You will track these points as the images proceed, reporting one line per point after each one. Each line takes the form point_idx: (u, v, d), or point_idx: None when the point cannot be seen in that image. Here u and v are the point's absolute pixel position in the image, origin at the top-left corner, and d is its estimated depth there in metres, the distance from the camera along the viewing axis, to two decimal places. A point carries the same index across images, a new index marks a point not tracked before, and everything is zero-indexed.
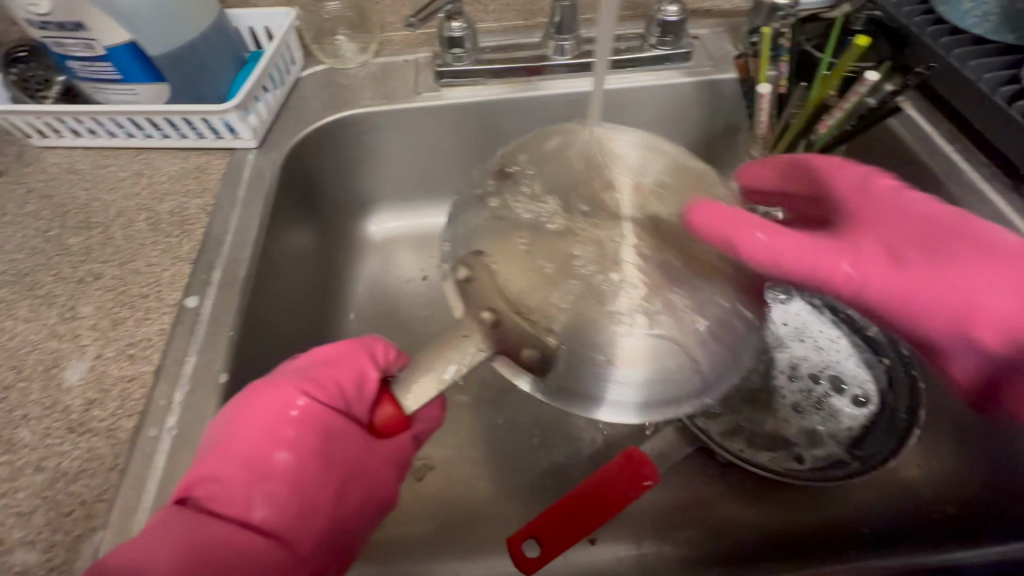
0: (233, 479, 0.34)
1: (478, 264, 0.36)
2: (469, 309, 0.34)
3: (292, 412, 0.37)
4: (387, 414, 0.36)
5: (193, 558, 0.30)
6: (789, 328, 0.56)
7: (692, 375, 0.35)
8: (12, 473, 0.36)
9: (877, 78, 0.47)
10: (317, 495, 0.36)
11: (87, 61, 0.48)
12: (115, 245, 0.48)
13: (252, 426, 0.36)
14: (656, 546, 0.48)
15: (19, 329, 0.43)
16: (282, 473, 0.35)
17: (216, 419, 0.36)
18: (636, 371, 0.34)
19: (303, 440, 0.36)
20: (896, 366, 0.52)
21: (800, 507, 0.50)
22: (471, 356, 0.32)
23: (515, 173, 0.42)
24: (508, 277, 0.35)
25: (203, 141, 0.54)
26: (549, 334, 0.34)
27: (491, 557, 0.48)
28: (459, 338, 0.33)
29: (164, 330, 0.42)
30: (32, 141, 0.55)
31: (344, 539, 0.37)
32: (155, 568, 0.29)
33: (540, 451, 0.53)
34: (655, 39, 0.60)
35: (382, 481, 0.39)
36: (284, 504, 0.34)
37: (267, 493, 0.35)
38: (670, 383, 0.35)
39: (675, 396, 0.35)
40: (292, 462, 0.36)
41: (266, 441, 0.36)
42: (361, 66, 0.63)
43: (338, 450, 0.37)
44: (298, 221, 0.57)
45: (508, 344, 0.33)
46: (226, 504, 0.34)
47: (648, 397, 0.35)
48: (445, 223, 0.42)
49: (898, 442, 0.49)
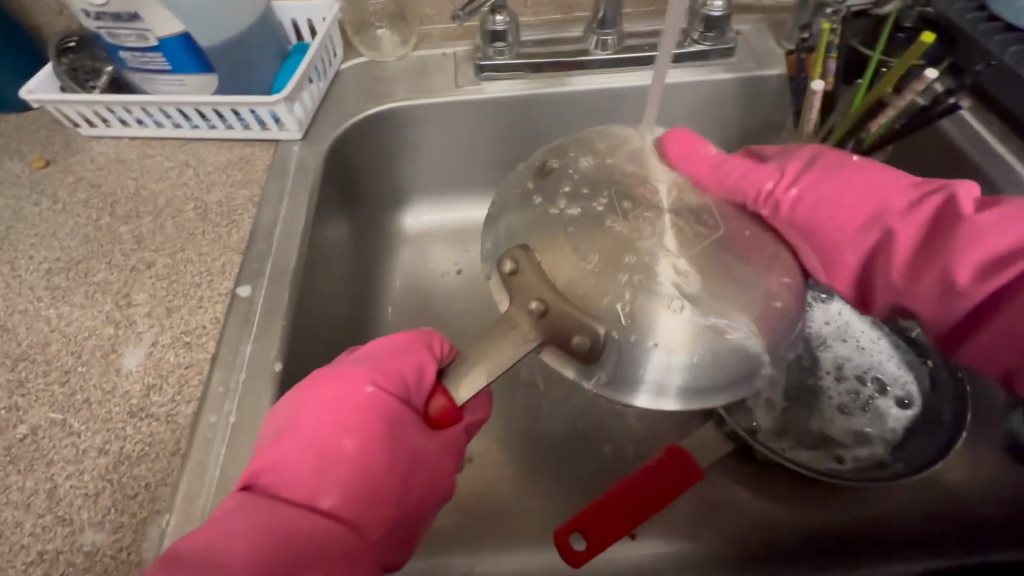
0: (303, 464, 0.35)
1: (525, 257, 0.36)
2: (517, 301, 0.35)
3: (356, 399, 0.38)
4: (441, 405, 0.36)
5: (269, 540, 0.31)
6: (832, 327, 0.56)
7: (734, 356, 0.36)
8: (76, 456, 0.37)
9: (936, 76, 0.47)
10: (382, 484, 0.36)
11: (139, 52, 0.49)
12: (165, 235, 0.48)
13: (322, 415, 0.37)
14: (696, 543, 0.49)
15: (76, 316, 0.44)
16: (350, 460, 0.36)
17: (288, 406, 0.37)
18: (686, 357, 0.35)
19: (370, 428, 0.37)
20: (939, 368, 0.52)
21: (839, 507, 0.50)
22: (520, 345, 0.33)
23: (567, 168, 0.42)
24: (552, 267, 0.36)
25: (249, 133, 0.55)
26: (597, 322, 0.34)
27: (531, 549, 0.48)
28: (507, 329, 0.34)
29: (218, 319, 0.43)
30: (81, 130, 0.56)
31: (408, 527, 0.37)
32: (233, 548, 0.30)
33: (578, 445, 0.53)
34: (697, 35, 0.59)
35: (441, 471, 0.39)
36: (351, 492, 0.35)
37: (335, 479, 0.35)
38: (719, 369, 0.36)
39: (720, 382, 0.37)
40: (360, 449, 0.36)
41: (333, 429, 0.36)
42: (401, 59, 0.63)
43: (401, 440, 0.37)
44: (340, 213, 0.58)
45: (557, 332, 0.33)
46: (296, 491, 0.34)
47: (695, 382, 0.36)
48: (497, 217, 0.42)
49: (946, 442, 0.48)
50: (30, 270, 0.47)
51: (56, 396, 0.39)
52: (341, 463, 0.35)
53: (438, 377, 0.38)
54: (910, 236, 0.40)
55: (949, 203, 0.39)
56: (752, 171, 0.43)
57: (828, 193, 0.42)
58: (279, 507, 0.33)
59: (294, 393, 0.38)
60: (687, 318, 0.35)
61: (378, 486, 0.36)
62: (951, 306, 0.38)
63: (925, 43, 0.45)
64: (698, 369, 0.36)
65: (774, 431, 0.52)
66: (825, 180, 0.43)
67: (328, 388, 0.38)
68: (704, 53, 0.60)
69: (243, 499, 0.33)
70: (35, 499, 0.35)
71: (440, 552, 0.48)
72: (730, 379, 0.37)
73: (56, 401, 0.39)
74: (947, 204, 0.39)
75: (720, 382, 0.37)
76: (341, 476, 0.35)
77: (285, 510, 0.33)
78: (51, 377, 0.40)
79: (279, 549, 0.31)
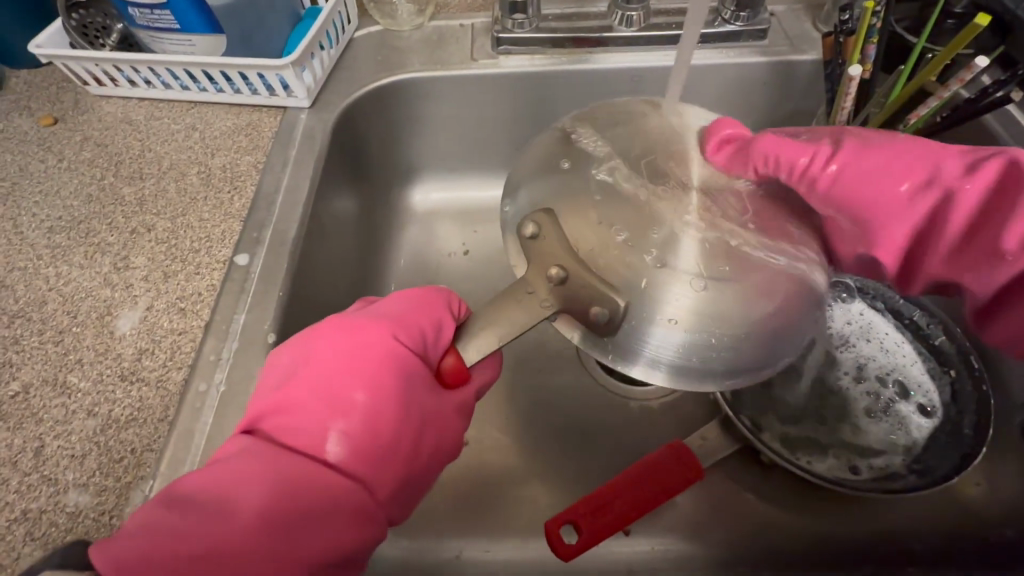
0: (312, 419, 0.33)
1: (547, 223, 0.35)
2: (535, 267, 0.34)
3: (373, 347, 0.36)
4: (450, 364, 0.36)
5: (276, 491, 0.30)
6: (853, 328, 0.53)
7: (750, 342, 0.34)
8: (66, 416, 0.36)
9: (988, 65, 0.42)
10: (389, 440, 0.34)
11: (148, 10, 0.47)
12: (167, 198, 0.48)
13: (335, 367, 0.35)
14: (692, 543, 0.47)
15: (73, 275, 0.43)
16: (361, 414, 0.34)
17: (299, 357, 0.36)
18: (700, 326, 0.33)
19: (383, 383, 0.34)
20: (962, 379, 0.49)
21: (844, 517, 0.48)
22: (536, 312, 0.33)
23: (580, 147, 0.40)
24: (577, 239, 0.35)
25: (258, 98, 0.53)
26: (616, 294, 0.33)
27: (521, 538, 0.47)
28: (524, 294, 0.33)
29: (214, 286, 0.42)
30: (90, 89, 0.55)
31: (414, 490, 0.36)
32: (239, 499, 0.29)
33: (578, 436, 0.52)
34: (729, 14, 0.56)
35: (449, 432, 0.37)
36: (359, 445, 0.33)
37: (343, 433, 0.33)
38: (738, 347, 0.34)
39: (740, 356, 0.35)
40: (371, 405, 0.34)
41: (343, 376, 0.35)
42: (415, 29, 0.61)
43: (414, 396, 0.35)
44: (346, 185, 0.56)
45: (576, 301, 0.33)
46: (303, 439, 0.33)
47: (711, 355, 0.34)
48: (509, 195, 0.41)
49: (965, 457, 0.45)
50: (32, 226, 0.46)
51: (48, 355, 0.39)
52: (350, 413, 0.34)
53: (455, 337, 0.37)
54: (969, 205, 0.33)
55: (1014, 165, 0.32)
56: (794, 145, 0.37)
57: (868, 158, 0.35)
58: (281, 454, 0.31)
59: (305, 337, 0.37)
60: (698, 283, 0.33)
61: (387, 440, 0.34)
62: (998, 277, 0.33)
63: (981, 26, 0.40)
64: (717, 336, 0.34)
65: (784, 436, 0.49)
66: (867, 152, 0.36)
67: (345, 336, 0.36)
68: (736, 33, 0.56)
69: (251, 446, 0.32)
70: (22, 457, 0.35)
71: (429, 534, 0.47)
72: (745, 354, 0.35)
73: (48, 360, 0.39)
74: (1008, 168, 0.32)
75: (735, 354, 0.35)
76: (349, 426, 0.33)
77: (287, 455, 0.31)
78: (45, 336, 0.40)
79: (283, 495, 0.30)
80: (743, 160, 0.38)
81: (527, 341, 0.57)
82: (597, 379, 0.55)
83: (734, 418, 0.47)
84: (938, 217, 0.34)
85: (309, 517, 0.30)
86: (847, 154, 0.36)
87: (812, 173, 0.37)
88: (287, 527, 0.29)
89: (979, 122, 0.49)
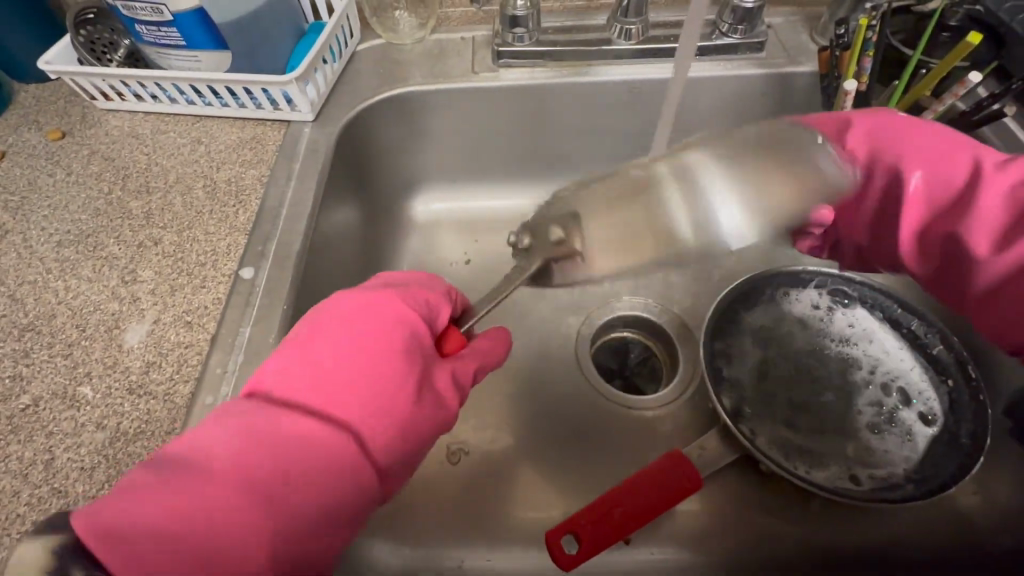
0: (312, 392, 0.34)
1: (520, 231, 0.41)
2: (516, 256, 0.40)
3: (379, 323, 0.37)
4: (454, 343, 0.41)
5: (265, 450, 0.30)
6: (853, 337, 0.54)
7: (774, 175, 0.34)
8: (75, 428, 0.37)
9: (981, 79, 0.44)
10: (388, 415, 0.34)
11: (155, 26, 0.48)
12: (173, 212, 0.48)
13: (344, 336, 0.36)
14: (690, 551, 0.48)
15: (82, 289, 0.44)
16: (361, 382, 0.35)
17: (312, 326, 0.37)
18: (721, 179, 0.34)
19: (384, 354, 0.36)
20: (959, 389, 0.50)
21: (841, 525, 0.48)
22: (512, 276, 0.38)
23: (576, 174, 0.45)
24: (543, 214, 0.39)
25: (262, 112, 0.54)
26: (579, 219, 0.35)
27: (523, 546, 0.48)
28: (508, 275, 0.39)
29: (219, 299, 0.43)
30: (97, 103, 0.56)
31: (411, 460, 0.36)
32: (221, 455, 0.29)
33: (578, 443, 0.52)
34: (727, 26, 0.57)
35: (445, 405, 0.38)
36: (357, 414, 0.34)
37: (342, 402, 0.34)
38: (767, 181, 0.34)
39: (777, 185, 0.34)
40: (370, 375, 0.35)
41: (347, 347, 0.36)
42: (417, 42, 0.62)
43: (414, 367, 0.36)
44: (349, 197, 0.57)
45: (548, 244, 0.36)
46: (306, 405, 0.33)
47: (756, 202, 0.34)
48: None
49: (963, 465, 0.46)
50: (41, 241, 0.47)
51: (58, 368, 0.40)
52: (351, 387, 0.34)
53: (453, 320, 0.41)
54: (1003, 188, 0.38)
55: None
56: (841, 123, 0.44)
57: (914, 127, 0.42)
58: (279, 419, 0.32)
59: (317, 309, 0.38)
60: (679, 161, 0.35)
61: (383, 413, 0.34)
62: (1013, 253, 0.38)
63: (973, 45, 0.41)
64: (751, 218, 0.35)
65: (785, 446, 0.50)
66: (913, 133, 0.42)
67: (355, 310, 0.38)
68: (733, 46, 0.57)
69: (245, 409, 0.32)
70: (33, 469, 0.35)
71: (432, 543, 0.48)
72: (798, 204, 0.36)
73: (58, 373, 0.40)
74: None
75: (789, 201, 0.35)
76: (350, 399, 0.34)
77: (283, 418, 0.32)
78: (55, 349, 0.41)
79: (270, 452, 0.30)
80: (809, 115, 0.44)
81: (529, 350, 0.57)
82: (597, 387, 0.55)
83: (733, 428, 0.48)
84: (969, 192, 0.39)
85: (305, 487, 0.30)
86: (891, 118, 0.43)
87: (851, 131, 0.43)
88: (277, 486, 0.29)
89: (974, 134, 0.49)
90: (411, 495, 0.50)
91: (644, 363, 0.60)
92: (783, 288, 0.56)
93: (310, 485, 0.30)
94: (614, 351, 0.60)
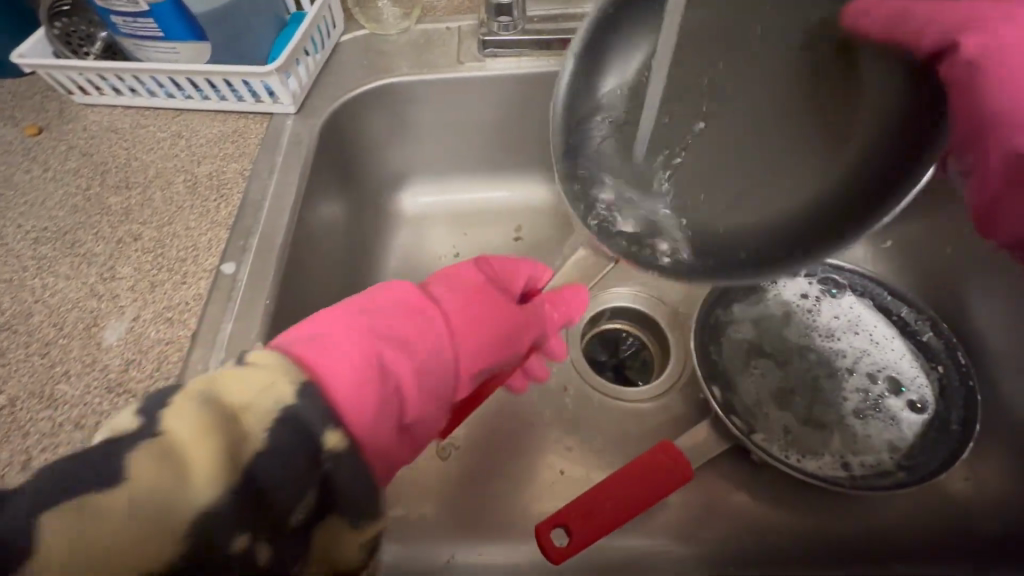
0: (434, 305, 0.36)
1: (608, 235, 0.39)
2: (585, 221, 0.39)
3: (473, 278, 0.41)
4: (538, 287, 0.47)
5: (400, 336, 0.32)
6: (841, 322, 0.54)
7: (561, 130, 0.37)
8: (52, 428, 0.36)
9: None
10: (492, 337, 0.38)
11: (131, 17, 0.47)
12: (153, 207, 0.47)
13: (447, 286, 0.39)
14: (682, 544, 0.47)
15: (60, 287, 0.43)
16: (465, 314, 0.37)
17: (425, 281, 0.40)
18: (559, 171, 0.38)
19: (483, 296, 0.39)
20: (950, 374, 0.50)
21: (833, 514, 0.48)
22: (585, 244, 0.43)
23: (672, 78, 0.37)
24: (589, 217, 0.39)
25: (244, 105, 0.53)
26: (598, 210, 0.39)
27: (513, 542, 0.47)
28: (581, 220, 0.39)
29: (200, 295, 0.42)
30: (75, 98, 0.55)
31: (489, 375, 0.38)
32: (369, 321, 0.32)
33: (568, 437, 0.52)
34: None
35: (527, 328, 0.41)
36: (463, 332, 0.36)
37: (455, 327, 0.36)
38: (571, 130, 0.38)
39: (560, 146, 0.38)
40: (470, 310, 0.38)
41: (449, 282, 0.39)
42: (402, 32, 0.61)
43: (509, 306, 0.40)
44: (334, 191, 0.56)
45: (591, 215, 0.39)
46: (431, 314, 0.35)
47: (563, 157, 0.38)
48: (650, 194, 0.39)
49: (953, 452, 0.46)
50: (17, 238, 0.46)
51: (35, 368, 0.39)
52: (461, 313, 0.37)
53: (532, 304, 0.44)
54: None
55: None
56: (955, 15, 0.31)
57: (1013, 42, 0.32)
58: (416, 318, 0.34)
59: (436, 277, 0.41)
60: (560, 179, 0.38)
61: (486, 342, 0.37)
62: None
63: None
64: (697, 92, 0.37)
65: (776, 438, 0.49)
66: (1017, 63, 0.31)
67: (454, 273, 0.41)
68: None
69: (375, 304, 0.34)
70: (9, 470, 0.34)
71: (422, 540, 0.47)
72: (560, 145, 0.38)
73: (35, 373, 0.39)
74: None
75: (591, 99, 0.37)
76: (462, 323, 0.37)
77: (408, 316, 0.34)
78: (32, 348, 0.40)
79: (403, 335, 0.33)
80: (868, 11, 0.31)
81: None
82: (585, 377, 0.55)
83: (725, 420, 0.47)
84: None
85: (428, 376, 0.33)
86: (989, 20, 0.31)
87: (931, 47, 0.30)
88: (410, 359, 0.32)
89: None
90: (405, 492, 0.49)
91: (637, 356, 0.58)
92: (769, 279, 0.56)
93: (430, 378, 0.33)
94: (605, 342, 0.59)
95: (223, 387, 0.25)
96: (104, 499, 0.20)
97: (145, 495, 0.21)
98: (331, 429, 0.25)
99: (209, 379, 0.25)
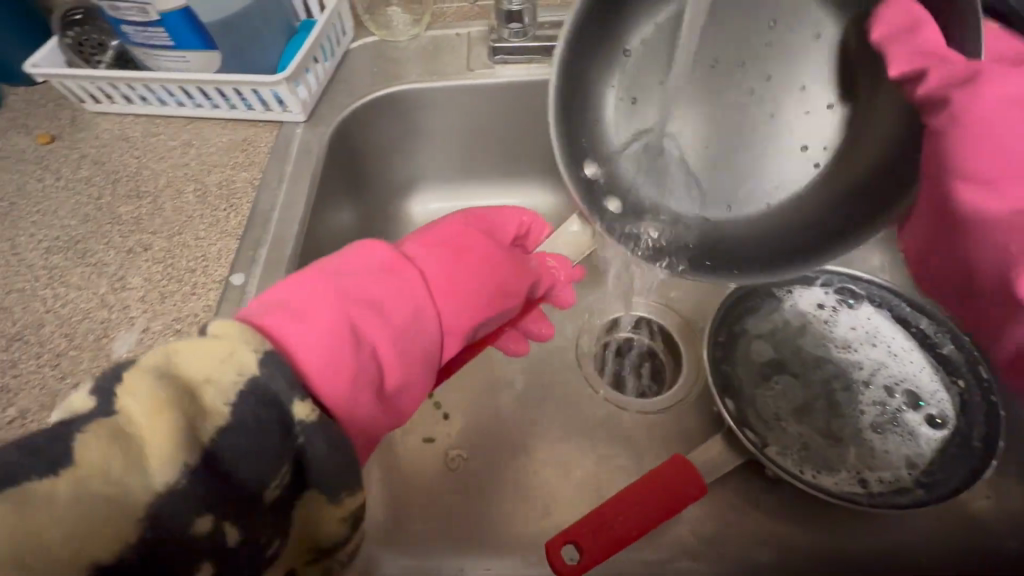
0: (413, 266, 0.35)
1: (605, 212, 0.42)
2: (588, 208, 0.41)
3: (460, 234, 0.40)
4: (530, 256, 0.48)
5: (375, 297, 0.32)
6: (859, 333, 0.53)
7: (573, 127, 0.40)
8: None
9: None
10: (476, 295, 0.36)
11: (142, 26, 0.47)
12: (163, 216, 0.47)
13: (432, 243, 0.38)
14: (694, 558, 0.47)
15: (71, 296, 0.43)
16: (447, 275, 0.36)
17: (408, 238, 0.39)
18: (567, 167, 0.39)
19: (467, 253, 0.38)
20: (971, 389, 0.48)
21: (849, 530, 0.47)
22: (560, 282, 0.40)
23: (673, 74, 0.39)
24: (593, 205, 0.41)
25: (253, 114, 0.53)
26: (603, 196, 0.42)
27: (521, 555, 0.47)
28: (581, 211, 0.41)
29: (210, 306, 0.42)
30: (87, 106, 0.55)
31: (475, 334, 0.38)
32: (343, 284, 0.31)
33: (577, 448, 0.51)
34: None
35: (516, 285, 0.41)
36: (445, 293, 0.35)
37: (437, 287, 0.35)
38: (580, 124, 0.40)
39: (569, 144, 0.40)
40: (452, 270, 0.36)
41: (433, 242, 0.38)
42: (411, 39, 0.60)
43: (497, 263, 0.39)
44: (343, 198, 0.56)
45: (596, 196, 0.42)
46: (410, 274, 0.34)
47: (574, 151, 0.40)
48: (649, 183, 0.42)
49: (974, 470, 0.45)
50: (30, 248, 0.46)
51: (46, 379, 0.39)
52: (443, 273, 0.36)
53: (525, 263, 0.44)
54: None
55: None
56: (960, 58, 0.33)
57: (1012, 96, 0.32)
58: (393, 278, 0.33)
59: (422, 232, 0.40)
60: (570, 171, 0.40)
61: (469, 303, 0.36)
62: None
63: None
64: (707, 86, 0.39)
65: (791, 452, 0.48)
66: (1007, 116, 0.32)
67: (441, 229, 0.40)
68: None
69: (352, 264, 0.33)
70: None
71: (429, 552, 0.47)
72: (564, 146, 0.39)
73: (47, 384, 0.39)
74: None
75: (586, 81, 0.39)
76: (443, 284, 0.35)
77: (385, 277, 0.33)
78: (43, 359, 0.40)
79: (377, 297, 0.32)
80: (891, 56, 0.33)
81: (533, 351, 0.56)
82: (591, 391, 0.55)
83: (738, 434, 0.46)
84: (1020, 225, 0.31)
85: (406, 337, 0.32)
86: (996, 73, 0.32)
87: (933, 90, 0.32)
88: (385, 323, 0.31)
89: None
90: (413, 503, 0.49)
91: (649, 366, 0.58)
92: (784, 288, 0.55)
93: (410, 340, 0.32)
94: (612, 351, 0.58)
95: (179, 362, 0.24)
96: (45, 486, 0.19)
97: (92, 480, 0.20)
98: (301, 399, 0.25)
99: (167, 354, 0.24)
